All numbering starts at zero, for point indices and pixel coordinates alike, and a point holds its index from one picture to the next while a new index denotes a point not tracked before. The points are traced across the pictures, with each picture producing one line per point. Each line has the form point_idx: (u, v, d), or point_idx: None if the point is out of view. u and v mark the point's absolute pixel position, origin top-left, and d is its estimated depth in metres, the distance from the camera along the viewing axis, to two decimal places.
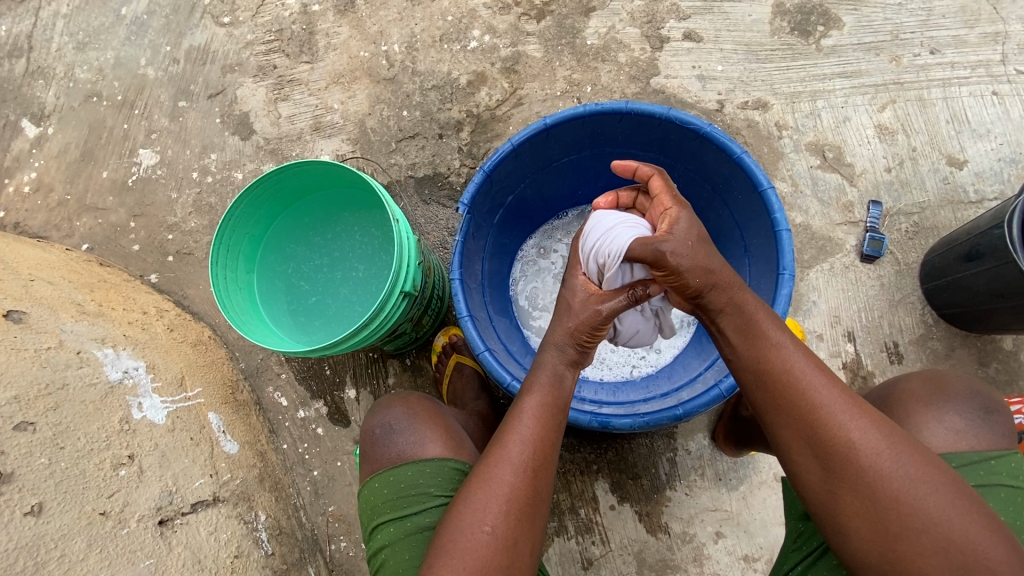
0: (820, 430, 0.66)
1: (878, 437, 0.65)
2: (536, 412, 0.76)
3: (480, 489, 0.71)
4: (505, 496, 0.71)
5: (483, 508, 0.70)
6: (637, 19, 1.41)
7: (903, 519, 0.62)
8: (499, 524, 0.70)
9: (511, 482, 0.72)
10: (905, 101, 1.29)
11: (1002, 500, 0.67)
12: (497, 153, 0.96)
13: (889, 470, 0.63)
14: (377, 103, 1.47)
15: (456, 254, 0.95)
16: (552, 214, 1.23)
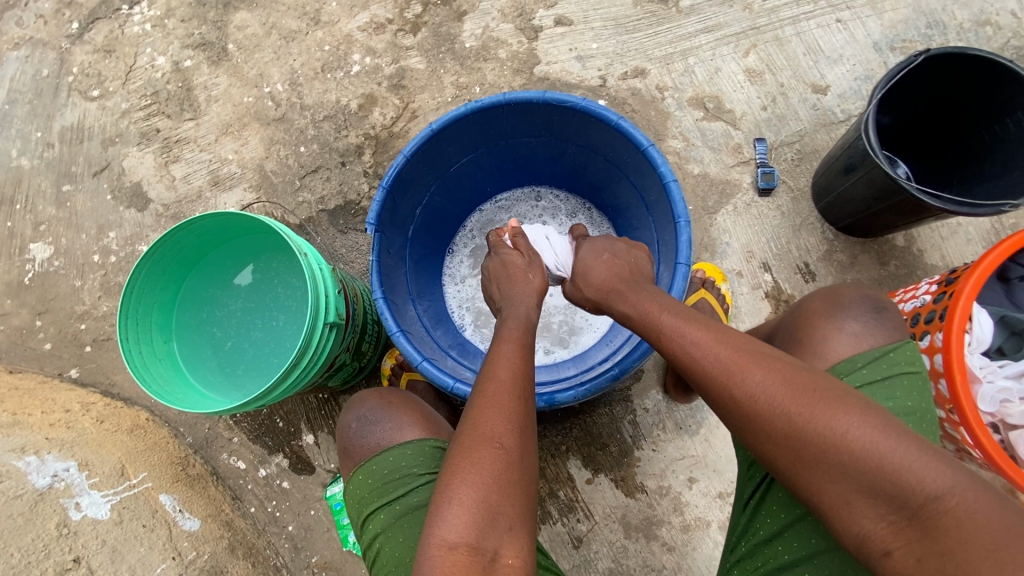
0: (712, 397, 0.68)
1: (762, 381, 0.65)
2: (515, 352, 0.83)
3: (490, 407, 0.74)
4: (513, 448, 0.71)
5: (502, 415, 0.73)
6: (508, 16, 1.47)
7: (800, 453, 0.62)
8: (508, 440, 0.71)
9: (511, 427, 0.73)
10: (764, 43, 1.39)
11: (905, 387, 0.72)
12: (392, 168, 0.97)
13: (769, 412, 0.64)
14: (272, 145, 1.45)
15: (374, 273, 0.95)
16: (477, 206, 1.28)
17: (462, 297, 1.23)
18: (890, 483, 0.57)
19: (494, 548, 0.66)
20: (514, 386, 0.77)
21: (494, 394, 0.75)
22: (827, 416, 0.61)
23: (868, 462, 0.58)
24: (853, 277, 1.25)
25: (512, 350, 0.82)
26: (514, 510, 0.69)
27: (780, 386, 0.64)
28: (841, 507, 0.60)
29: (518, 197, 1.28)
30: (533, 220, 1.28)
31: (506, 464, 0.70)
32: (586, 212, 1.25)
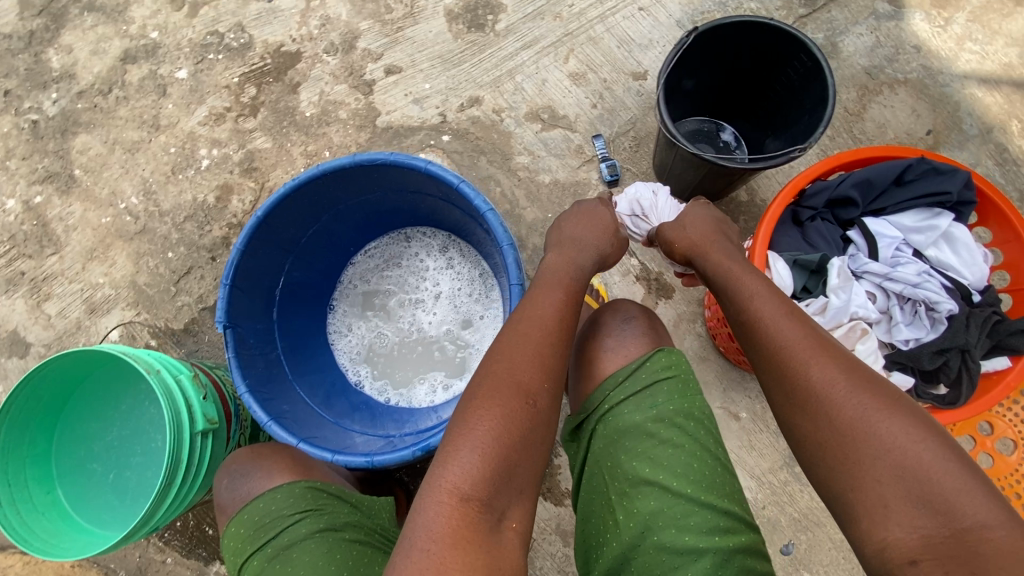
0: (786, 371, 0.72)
1: (837, 373, 0.69)
2: (556, 300, 0.88)
3: (527, 348, 0.80)
4: (540, 409, 0.75)
5: (538, 368, 0.78)
6: (340, 77, 1.52)
7: (856, 441, 0.65)
8: (540, 399, 0.76)
9: (546, 386, 0.77)
10: (579, 46, 1.47)
11: (663, 393, 0.79)
12: (229, 263, 1.00)
13: (839, 399, 0.67)
14: (141, 258, 1.45)
15: (234, 369, 0.97)
16: (351, 260, 1.28)
17: (353, 354, 1.23)
18: (939, 504, 0.59)
19: (502, 509, 0.69)
20: (549, 340, 0.81)
21: (537, 346, 0.80)
22: (884, 418, 0.64)
23: (908, 464, 0.62)
24: None
25: (562, 299, 0.88)
26: (527, 470, 0.72)
27: (840, 377, 0.68)
28: (864, 498, 0.63)
29: (390, 243, 1.29)
30: (410, 259, 1.29)
31: (529, 420, 0.74)
32: (457, 244, 1.26)
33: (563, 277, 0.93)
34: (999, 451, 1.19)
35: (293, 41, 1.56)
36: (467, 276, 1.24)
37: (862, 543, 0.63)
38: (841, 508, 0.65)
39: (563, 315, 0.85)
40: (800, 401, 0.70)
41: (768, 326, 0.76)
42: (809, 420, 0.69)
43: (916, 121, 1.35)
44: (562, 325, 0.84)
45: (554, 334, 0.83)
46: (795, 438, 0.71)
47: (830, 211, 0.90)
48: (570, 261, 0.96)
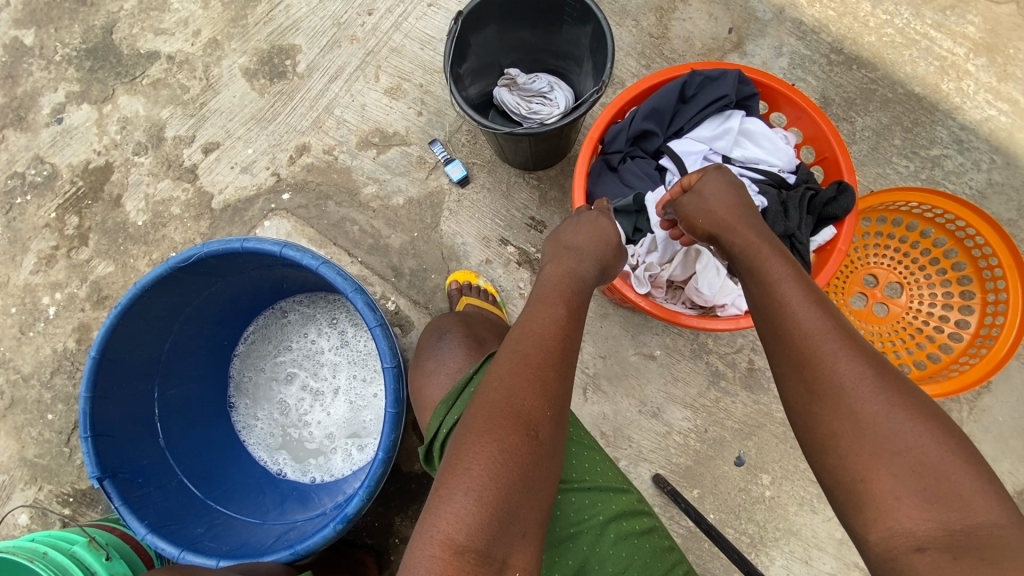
0: (812, 354, 0.62)
1: (863, 361, 0.60)
2: (560, 312, 0.73)
3: (536, 376, 0.66)
4: (549, 441, 0.63)
5: (545, 396, 0.65)
6: (160, 173, 1.44)
7: (876, 437, 0.56)
8: (547, 430, 0.63)
9: (554, 418, 0.65)
10: (385, 61, 1.45)
11: None
12: (82, 415, 0.93)
13: (863, 392, 0.58)
14: (20, 431, 1.35)
15: (127, 517, 0.91)
16: (235, 353, 1.22)
17: (265, 444, 1.19)
18: (958, 505, 0.52)
19: (503, 556, 0.56)
20: (562, 352, 0.69)
21: (544, 368, 0.67)
22: (909, 415, 0.56)
23: (927, 460, 0.54)
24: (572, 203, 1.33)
25: (562, 317, 0.73)
26: (532, 511, 0.60)
27: (860, 368, 0.59)
28: (875, 490, 0.55)
29: (269, 322, 1.24)
30: (292, 331, 1.24)
31: (535, 454, 0.61)
32: (333, 300, 1.22)
33: (568, 289, 0.78)
34: (890, 296, 1.24)
35: (99, 154, 1.47)
36: (354, 330, 1.21)
37: (865, 528, 0.55)
38: (844, 495, 0.57)
39: (562, 333, 0.71)
40: (817, 387, 0.61)
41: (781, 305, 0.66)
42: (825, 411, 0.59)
43: (716, 23, 1.38)
44: (564, 342, 0.70)
45: (560, 353, 0.69)
46: (809, 425, 0.61)
47: (637, 147, 0.95)
48: (566, 269, 0.81)
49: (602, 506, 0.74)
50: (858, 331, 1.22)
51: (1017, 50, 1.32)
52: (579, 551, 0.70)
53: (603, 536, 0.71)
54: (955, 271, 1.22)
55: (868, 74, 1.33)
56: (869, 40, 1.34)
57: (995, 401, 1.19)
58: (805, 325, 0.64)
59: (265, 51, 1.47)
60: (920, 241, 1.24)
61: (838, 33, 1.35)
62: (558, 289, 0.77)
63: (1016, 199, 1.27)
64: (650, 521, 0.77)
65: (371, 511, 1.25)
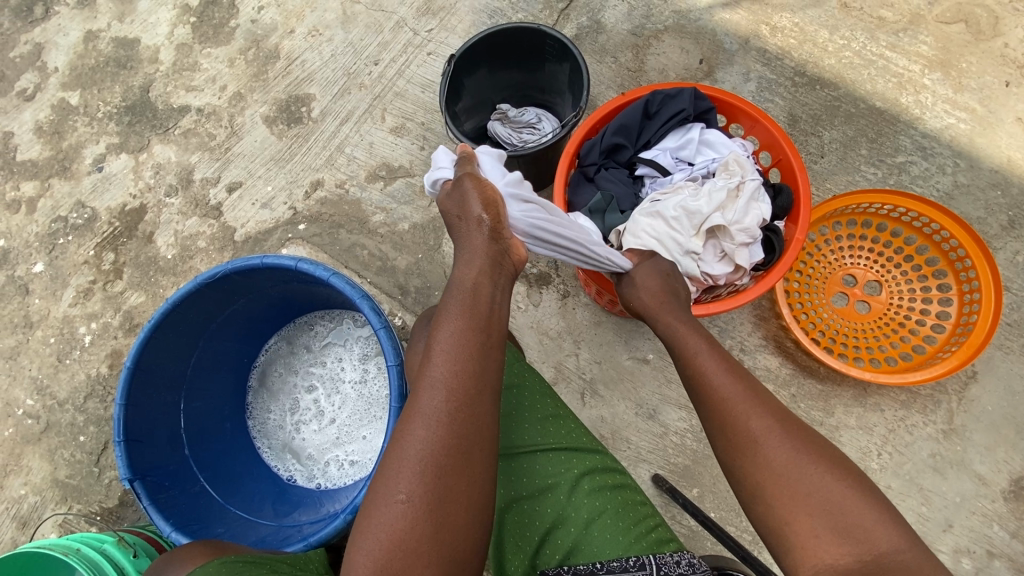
0: (723, 413, 0.76)
1: (769, 421, 0.73)
2: (435, 361, 0.73)
3: (396, 446, 0.69)
4: (416, 498, 0.65)
5: (407, 464, 0.67)
6: (188, 211, 1.59)
7: (789, 491, 0.68)
8: (411, 489, 0.66)
9: (417, 474, 0.67)
10: (389, 104, 1.60)
11: None
12: (116, 421, 1.02)
13: (772, 451, 0.71)
14: (55, 453, 1.44)
15: (154, 515, 0.98)
16: (253, 368, 1.31)
17: (277, 452, 1.26)
18: (867, 547, 0.62)
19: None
20: (432, 406, 0.69)
21: (407, 426, 0.70)
22: (808, 467, 0.68)
23: (836, 504, 0.65)
24: None
25: (446, 357, 0.73)
26: (422, 570, 0.63)
27: (769, 431, 0.72)
28: (799, 533, 0.65)
29: (284, 338, 1.33)
30: (308, 345, 1.33)
31: (407, 520, 0.65)
32: (347, 315, 1.32)
33: (460, 327, 0.75)
34: (870, 294, 1.30)
35: (134, 197, 1.62)
36: (362, 344, 1.30)
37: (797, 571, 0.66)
38: (778, 542, 0.68)
39: (449, 377, 0.71)
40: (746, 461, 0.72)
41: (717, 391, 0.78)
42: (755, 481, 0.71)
43: (688, 56, 1.52)
44: (450, 389, 0.71)
45: (448, 406, 0.69)
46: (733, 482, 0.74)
47: (611, 159, 1.07)
48: (466, 292, 0.79)
49: (575, 461, 0.81)
50: (841, 328, 1.27)
51: (970, 64, 1.43)
52: (556, 500, 0.78)
53: (578, 486, 0.78)
54: (929, 266, 1.29)
55: (831, 92, 1.44)
56: (830, 63, 1.46)
57: (982, 391, 1.23)
58: (719, 385, 0.78)
59: (283, 100, 1.65)
60: (892, 240, 1.31)
61: (800, 58, 1.47)
62: (450, 317, 0.77)
63: (983, 199, 1.35)
64: (623, 477, 0.83)
65: None
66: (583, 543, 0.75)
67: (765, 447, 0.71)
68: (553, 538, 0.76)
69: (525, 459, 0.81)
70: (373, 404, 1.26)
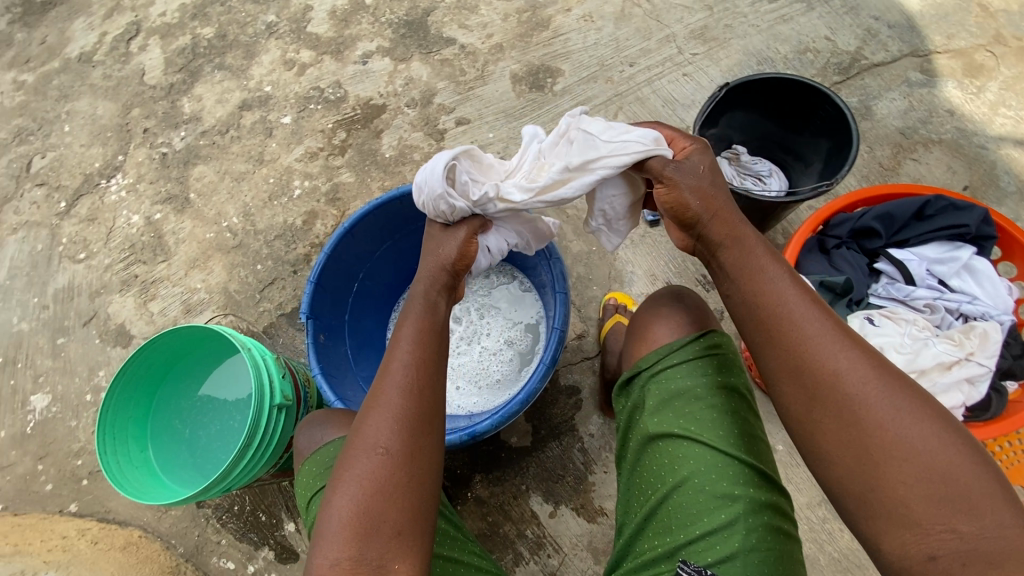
0: (804, 362, 0.70)
1: (863, 369, 0.68)
2: (406, 342, 0.79)
3: (373, 411, 0.75)
4: (395, 452, 0.72)
5: (379, 428, 0.74)
6: (417, 126, 1.76)
7: (882, 448, 0.65)
8: (392, 442, 0.73)
9: (397, 431, 0.73)
10: (627, 104, 1.65)
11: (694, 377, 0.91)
12: (316, 264, 1.16)
13: (869, 405, 0.66)
14: (234, 268, 1.67)
15: (312, 355, 1.11)
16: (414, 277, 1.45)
17: None
18: (966, 508, 0.61)
19: (380, 556, 0.68)
20: (411, 378, 0.76)
21: (381, 398, 0.76)
22: (910, 423, 0.65)
23: (938, 470, 0.63)
24: None
25: (411, 346, 0.79)
26: (397, 517, 0.70)
27: (861, 381, 0.67)
28: (890, 500, 0.64)
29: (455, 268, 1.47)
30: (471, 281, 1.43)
31: (387, 470, 0.71)
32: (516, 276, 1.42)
33: (427, 320, 0.82)
34: None
35: (380, 96, 1.83)
36: (520, 310, 1.38)
37: (884, 543, 0.64)
38: (856, 500, 0.66)
39: (419, 357, 0.78)
40: (823, 398, 0.69)
41: (800, 325, 0.72)
42: (828, 420, 0.68)
43: (952, 176, 1.41)
44: (414, 370, 0.77)
45: (418, 379, 0.77)
46: (803, 435, 0.71)
47: (857, 241, 1.02)
48: (424, 300, 0.83)
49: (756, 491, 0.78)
50: None
51: None
52: (732, 512, 0.76)
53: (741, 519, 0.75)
54: None
55: None
56: None
57: None
58: (805, 332, 0.71)
59: (535, 66, 1.76)
60: None
61: None
62: (411, 314, 0.82)
63: None
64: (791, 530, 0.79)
65: (457, 459, 1.34)
66: (738, 560, 0.74)
67: (846, 372, 0.68)
68: (703, 542, 0.76)
69: (714, 451, 0.80)
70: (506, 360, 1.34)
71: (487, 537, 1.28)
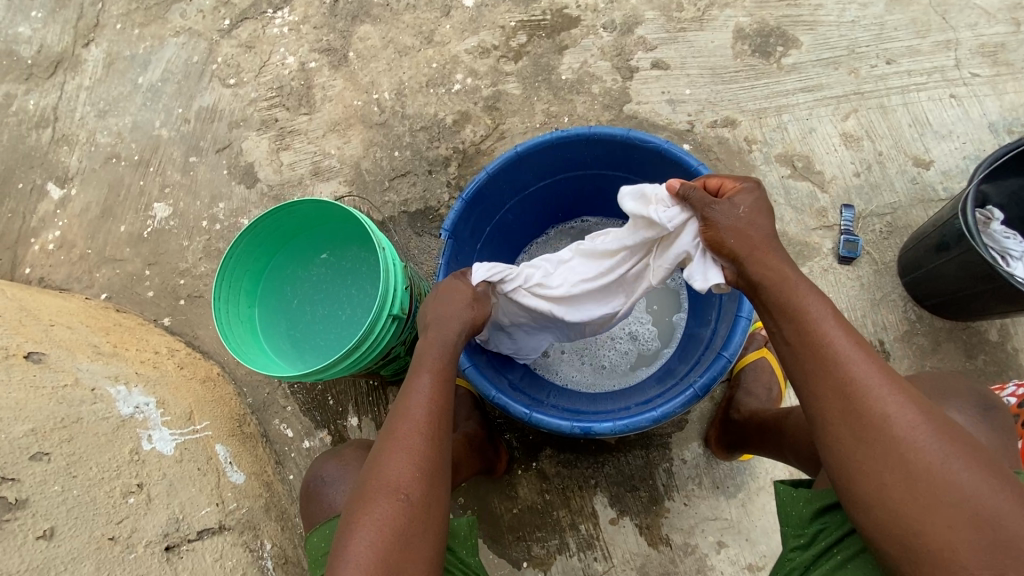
0: (857, 404, 0.67)
1: (914, 415, 0.65)
2: (422, 387, 0.82)
3: (392, 449, 0.77)
4: (416, 496, 0.74)
5: (398, 465, 0.76)
6: (607, 54, 1.50)
7: (936, 494, 0.62)
8: (411, 486, 0.75)
9: (417, 474, 0.76)
10: (866, 109, 1.34)
11: None
12: (474, 181, 1.05)
13: (919, 448, 0.64)
14: (370, 146, 1.57)
15: (441, 276, 1.02)
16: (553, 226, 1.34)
17: None
18: (1018, 555, 0.59)
19: None
20: (423, 424, 0.79)
21: (401, 438, 0.78)
22: (958, 470, 0.62)
23: (985, 515, 0.60)
24: (932, 364, 1.16)
25: (429, 388, 0.82)
26: (416, 560, 0.72)
27: (914, 430, 0.65)
28: (931, 542, 0.61)
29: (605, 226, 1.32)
30: None
31: (407, 514, 0.73)
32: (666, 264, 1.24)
33: (437, 365, 0.85)
34: None
35: (576, 7, 1.55)
36: (661, 302, 1.22)
37: None
38: (900, 546, 0.63)
39: (435, 405, 0.81)
40: (868, 437, 0.66)
41: (871, 391, 0.67)
42: (874, 462, 0.65)
43: None
44: (434, 418, 0.80)
45: (431, 423, 0.79)
46: (846, 482, 0.67)
47: None
48: (439, 342, 0.87)
49: None
50: None
51: None
52: None
53: None
54: None
55: None
56: None
57: None
58: (860, 377, 0.68)
59: (769, 25, 1.44)
60: None
61: None
62: (427, 361, 0.85)
63: None
64: None
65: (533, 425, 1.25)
66: None
67: (897, 417, 0.65)
68: None
69: None
70: (629, 350, 1.19)
71: (538, 513, 1.20)
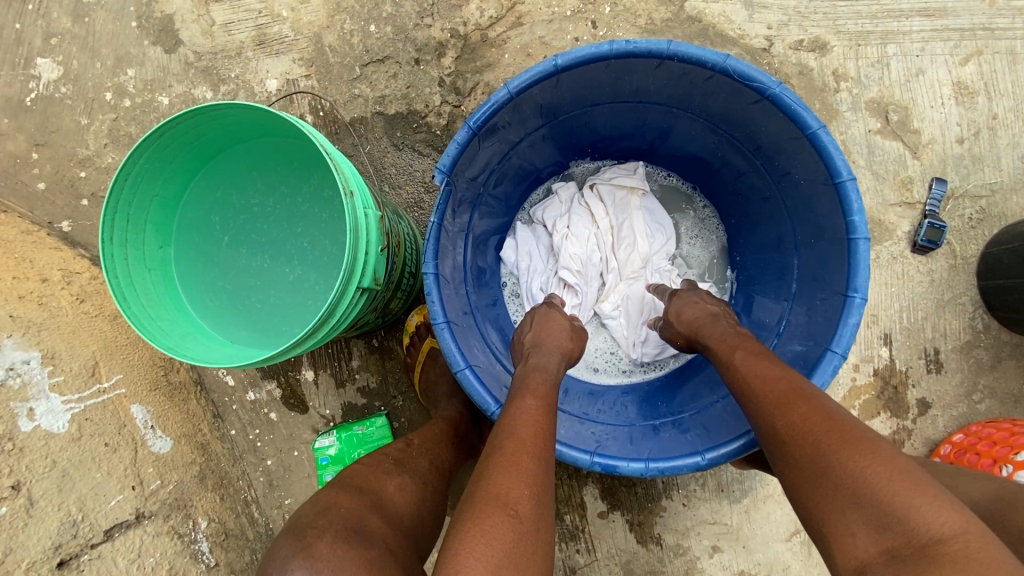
0: (758, 419, 0.61)
1: (801, 412, 0.57)
2: (528, 408, 0.66)
3: (498, 459, 0.59)
4: (528, 514, 0.54)
5: (502, 477, 0.57)
6: None
7: (829, 491, 0.52)
8: (523, 502, 0.55)
9: (530, 492, 0.56)
10: (992, 53, 1.05)
11: None
12: (487, 103, 0.71)
13: (805, 441, 0.55)
14: (337, 13, 1.15)
15: (430, 241, 0.74)
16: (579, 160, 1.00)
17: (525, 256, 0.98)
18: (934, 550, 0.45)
19: None
20: (534, 440, 0.61)
21: (510, 450, 0.60)
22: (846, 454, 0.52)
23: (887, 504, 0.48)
24: (985, 382, 1.01)
25: (534, 409, 0.66)
26: None
27: (808, 425, 0.56)
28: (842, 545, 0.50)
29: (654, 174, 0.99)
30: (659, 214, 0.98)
31: (520, 532, 0.52)
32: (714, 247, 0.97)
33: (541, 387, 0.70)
34: None
35: None
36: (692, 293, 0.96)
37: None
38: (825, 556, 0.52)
39: (543, 425, 0.64)
40: (777, 452, 0.58)
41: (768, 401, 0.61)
42: (792, 473, 0.56)
43: None
44: (543, 436, 0.63)
45: (538, 438, 0.62)
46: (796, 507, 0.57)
47: None
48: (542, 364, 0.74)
49: None
50: None
51: None
52: None
53: None
54: None
55: None
56: None
57: None
58: (757, 388, 0.62)
59: None
60: None
61: None
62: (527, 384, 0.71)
63: None
64: None
65: None
66: None
67: (777, 419, 0.58)
68: None
69: None
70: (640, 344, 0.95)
71: None
